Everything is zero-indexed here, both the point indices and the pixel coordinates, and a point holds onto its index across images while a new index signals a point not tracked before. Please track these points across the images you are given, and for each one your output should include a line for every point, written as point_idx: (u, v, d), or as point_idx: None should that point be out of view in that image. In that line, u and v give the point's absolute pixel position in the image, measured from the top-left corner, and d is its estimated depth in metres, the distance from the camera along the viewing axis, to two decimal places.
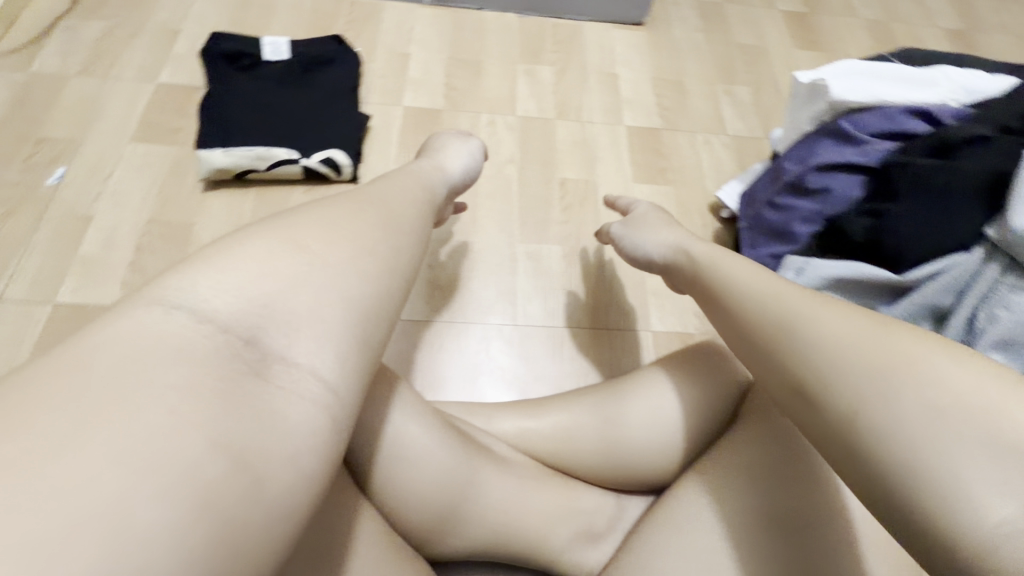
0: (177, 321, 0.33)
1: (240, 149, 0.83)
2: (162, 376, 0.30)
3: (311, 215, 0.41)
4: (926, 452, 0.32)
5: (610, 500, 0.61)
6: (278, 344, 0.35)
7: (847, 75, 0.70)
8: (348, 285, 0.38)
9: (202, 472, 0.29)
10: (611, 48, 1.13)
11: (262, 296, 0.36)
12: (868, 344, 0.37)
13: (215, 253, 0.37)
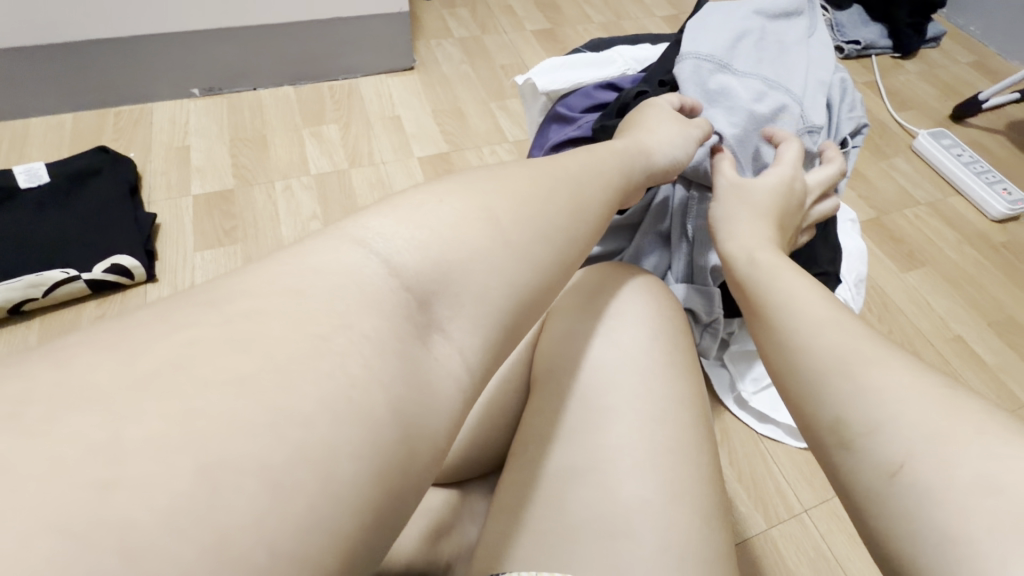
0: (372, 269, 0.31)
1: (7, 282, 0.79)
2: (357, 322, 0.28)
3: (483, 186, 0.38)
4: (917, 487, 0.29)
5: (453, 492, 0.65)
6: (443, 317, 0.32)
7: (548, 71, 0.84)
8: (513, 271, 0.35)
9: (377, 441, 0.25)
10: (389, 95, 1.23)
11: (439, 255, 0.33)
12: (883, 375, 0.34)
13: (399, 204, 0.36)
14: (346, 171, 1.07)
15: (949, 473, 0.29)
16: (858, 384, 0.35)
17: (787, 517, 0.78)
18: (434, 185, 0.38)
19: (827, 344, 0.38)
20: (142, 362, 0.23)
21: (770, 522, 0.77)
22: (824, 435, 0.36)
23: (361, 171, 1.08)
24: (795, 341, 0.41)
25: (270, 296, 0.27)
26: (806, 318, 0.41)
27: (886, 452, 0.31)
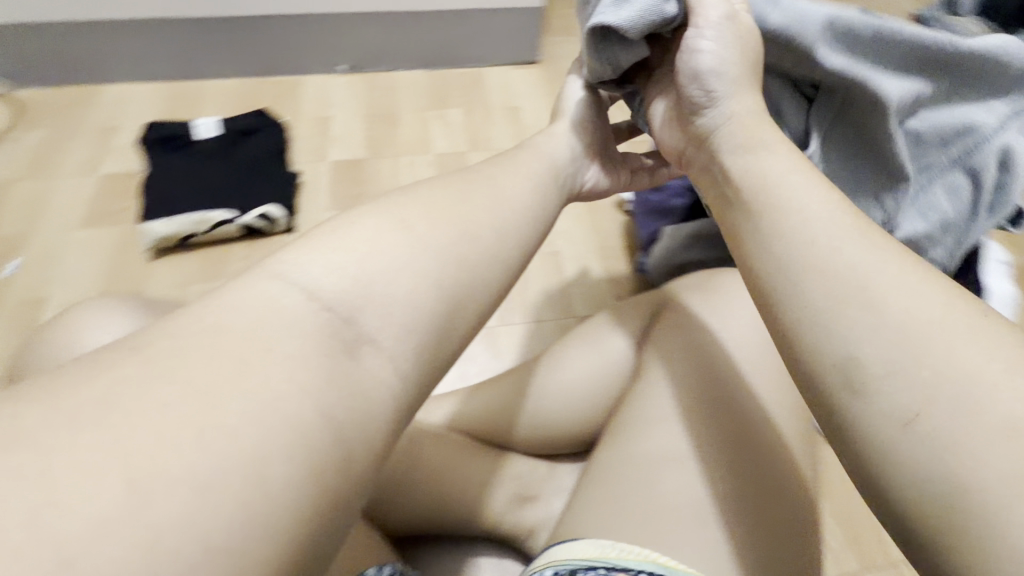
0: (290, 299, 0.33)
1: (181, 217, 0.92)
2: (280, 351, 0.30)
3: (426, 198, 0.42)
4: (935, 445, 0.27)
5: (543, 465, 0.67)
6: (372, 330, 0.34)
7: None
8: (435, 273, 0.37)
9: (308, 443, 0.28)
10: (511, 86, 1.28)
11: (362, 276, 0.35)
12: (899, 303, 0.30)
13: (321, 233, 0.37)
14: (464, 154, 1.13)
15: (967, 426, 0.26)
16: (870, 322, 0.30)
17: (883, 563, 0.73)
18: (370, 202, 0.41)
19: (842, 260, 0.33)
20: (69, 397, 0.25)
21: (862, 565, 0.73)
22: (821, 384, 0.31)
23: (478, 155, 1.13)
24: (783, 267, 0.35)
25: (310, 265, 0.35)
26: (789, 230, 0.36)
27: (898, 409, 0.28)
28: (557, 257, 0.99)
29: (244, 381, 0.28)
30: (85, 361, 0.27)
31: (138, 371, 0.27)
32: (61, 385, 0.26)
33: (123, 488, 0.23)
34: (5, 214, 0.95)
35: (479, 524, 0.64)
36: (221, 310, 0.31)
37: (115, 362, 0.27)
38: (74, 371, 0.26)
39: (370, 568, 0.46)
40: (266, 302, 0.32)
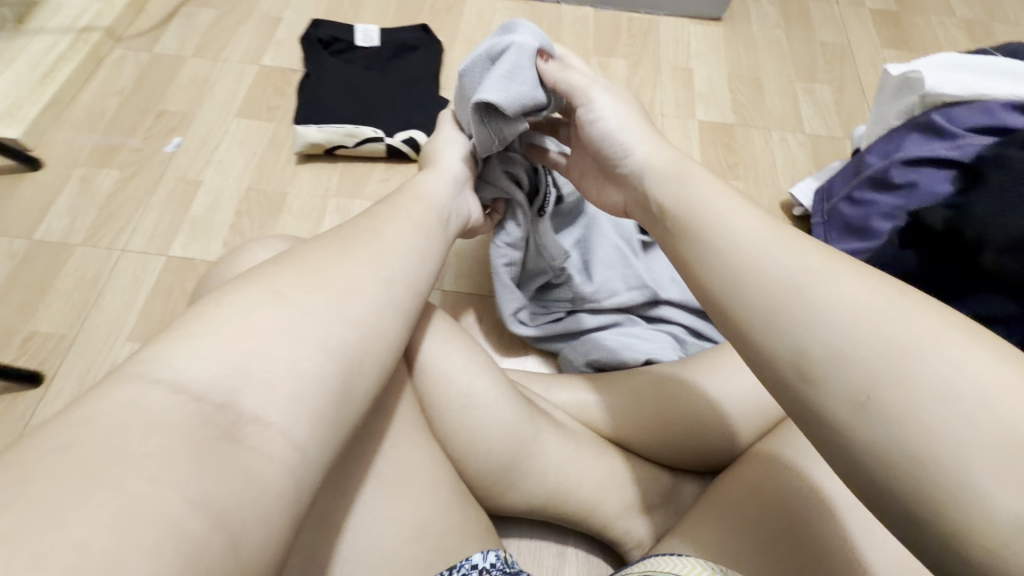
0: (154, 397, 0.32)
1: (332, 126, 0.90)
2: (143, 445, 0.29)
3: (296, 266, 0.41)
4: (883, 419, 0.29)
5: (666, 477, 0.63)
6: (252, 407, 0.34)
7: (942, 68, 0.69)
8: (316, 348, 0.37)
9: (180, 531, 0.27)
10: (687, 44, 1.13)
11: (239, 356, 0.35)
12: (816, 300, 0.33)
13: (193, 321, 0.36)
14: None
15: (903, 398, 0.28)
16: (805, 314, 0.33)
17: None
18: (265, 269, 0.40)
19: (765, 273, 0.35)
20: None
21: None
22: (778, 383, 0.33)
23: None
24: (735, 282, 0.36)
25: (290, 283, 0.39)
26: (737, 275, 0.37)
27: (847, 391, 0.30)
28: None
29: (248, 372, 0.34)
30: (156, 351, 0.34)
31: (199, 359, 0.34)
32: (145, 372, 0.33)
33: (182, 453, 0.30)
34: (174, 90, 0.97)
35: (586, 522, 0.60)
36: (224, 313, 0.36)
37: (168, 360, 0.33)
38: (156, 354, 0.34)
39: (476, 553, 0.47)
40: (270, 305, 0.37)
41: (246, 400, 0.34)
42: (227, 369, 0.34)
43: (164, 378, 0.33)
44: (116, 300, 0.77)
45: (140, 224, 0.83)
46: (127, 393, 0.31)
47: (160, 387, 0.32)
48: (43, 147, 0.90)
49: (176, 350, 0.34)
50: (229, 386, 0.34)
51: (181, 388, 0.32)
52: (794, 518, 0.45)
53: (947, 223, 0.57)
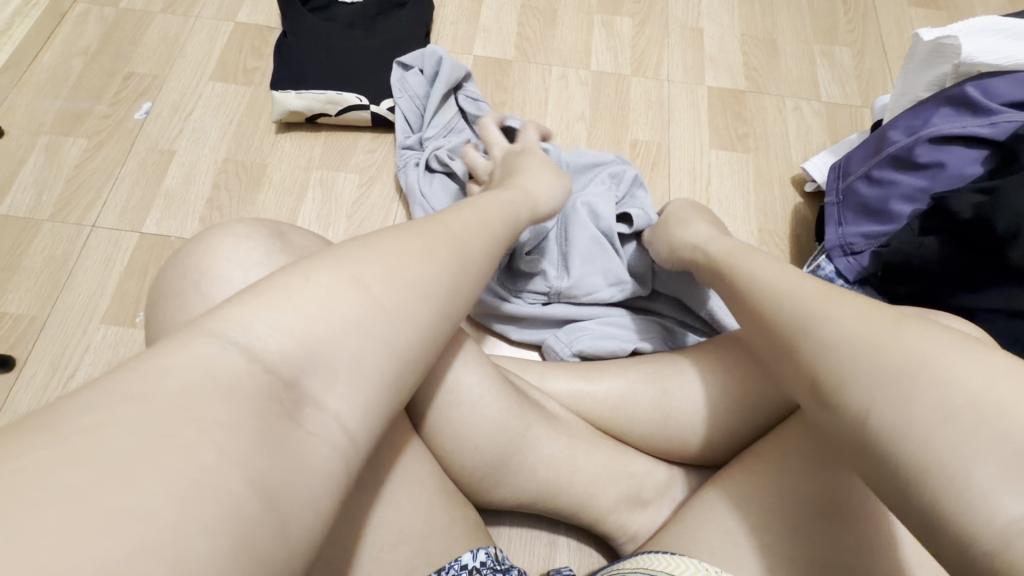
0: (226, 359, 0.29)
1: (313, 92, 0.83)
2: (211, 413, 0.26)
3: (384, 248, 0.37)
4: (891, 429, 0.30)
5: (662, 468, 0.60)
6: (320, 388, 0.30)
7: (982, 33, 0.62)
8: (387, 334, 0.33)
9: (233, 512, 0.24)
10: (698, 0, 1.04)
11: (313, 337, 0.31)
12: (838, 322, 0.35)
13: (273, 283, 0.32)
14: (626, 78, 0.95)
15: (912, 412, 0.30)
16: (828, 335, 0.34)
17: None
18: (346, 248, 0.36)
19: (792, 304, 0.38)
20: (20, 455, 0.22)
21: None
22: (805, 392, 0.35)
23: (641, 82, 0.95)
24: (779, 309, 0.39)
25: (375, 259, 0.35)
26: (778, 306, 0.39)
27: (858, 401, 0.32)
28: None
29: (319, 353, 0.31)
30: (236, 309, 0.31)
31: (278, 326, 0.31)
32: (221, 329, 0.30)
33: (248, 424, 0.27)
34: (142, 50, 0.90)
35: (575, 514, 0.58)
36: (310, 284, 0.32)
37: (247, 321, 0.30)
38: (230, 310, 0.31)
39: (466, 553, 0.45)
40: (355, 281, 0.33)
41: (313, 383, 0.30)
42: (302, 343, 0.31)
43: (239, 341, 0.29)
44: (88, 279, 0.74)
45: (111, 198, 0.79)
46: (204, 350, 0.28)
47: (232, 349, 0.29)
48: (4, 113, 0.84)
49: (254, 312, 0.31)
50: (303, 362, 0.30)
51: (256, 356, 0.29)
52: (812, 499, 0.48)
53: (978, 212, 0.53)
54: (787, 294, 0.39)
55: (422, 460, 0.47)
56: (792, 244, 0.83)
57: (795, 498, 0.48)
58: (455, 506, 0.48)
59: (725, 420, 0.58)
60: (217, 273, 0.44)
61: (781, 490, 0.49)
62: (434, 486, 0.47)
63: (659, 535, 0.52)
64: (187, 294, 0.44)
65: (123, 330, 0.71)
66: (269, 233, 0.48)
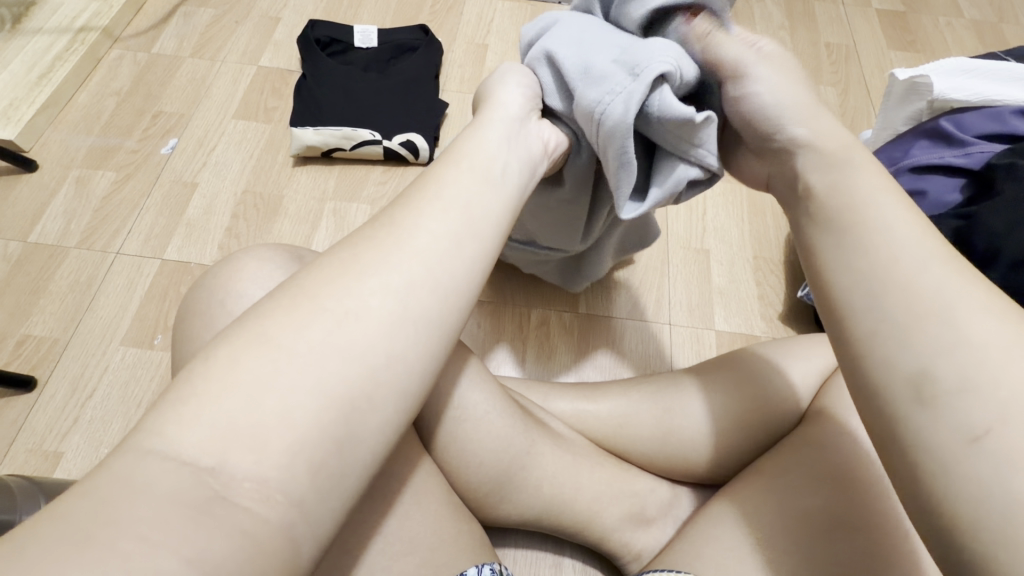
0: (147, 468, 0.26)
1: (329, 128, 0.89)
2: (135, 522, 0.24)
3: (302, 300, 0.32)
4: (990, 465, 0.26)
5: (666, 487, 0.61)
6: (248, 465, 0.27)
7: (952, 72, 0.68)
8: (325, 385, 0.30)
9: None
10: None
11: (230, 419, 0.28)
12: (942, 339, 0.30)
13: (188, 380, 0.29)
14: None
15: (939, 435, 0.28)
16: (902, 344, 0.31)
17: None
18: (265, 313, 0.32)
19: (901, 306, 0.32)
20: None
21: None
22: (880, 403, 0.31)
23: None
24: (865, 311, 0.33)
25: (285, 322, 0.31)
26: (860, 285, 0.34)
27: (966, 420, 0.28)
28: (706, 256, 0.87)
29: (240, 431, 0.28)
30: (155, 415, 0.28)
31: (191, 422, 0.28)
32: (140, 442, 0.27)
33: (179, 520, 0.25)
34: (170, 91, 0.96)
35: (579, 532, 0.59)
36: (223, 368, 0.29)
37: (161, 427, 0.28)
38: (151, 416, 0.28)
39: (471, 567, 0.45)
40: (269, 349, 0.30)
41: (241, 460, 0.27)
42: (219, 432, 0.28)
43: (157, 446, 0.27)
44: (110, 303, 0.77)
45: (136, 227, 0.83)
46: (127, 467, 0.26)
47: (151, 458, 0.27)
48: (39, 149, 0.89)
49: (169, 414, 0.28)
50: (224, 446, 0.27)
51: (176, 457, 0.27)
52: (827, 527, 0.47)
53: (957, 234, 0.56)
54: (893, 271, 0.33)
55: (428, 473, 0.48)
56: (787, 270, 0.86)
57: (807, 526, 0.47)
58: (461, 520, 0.48)
59: (726, 435, 0.59)
60: (240, 292, 0.46)
61: (792, 517, 0.48)
62: (441, 498, 0.48)
63: (664, 551, 0.52)
64: (211, 310, 0.47)
65: (141, 352, 0.74)
66: (289, 255, 0.50)
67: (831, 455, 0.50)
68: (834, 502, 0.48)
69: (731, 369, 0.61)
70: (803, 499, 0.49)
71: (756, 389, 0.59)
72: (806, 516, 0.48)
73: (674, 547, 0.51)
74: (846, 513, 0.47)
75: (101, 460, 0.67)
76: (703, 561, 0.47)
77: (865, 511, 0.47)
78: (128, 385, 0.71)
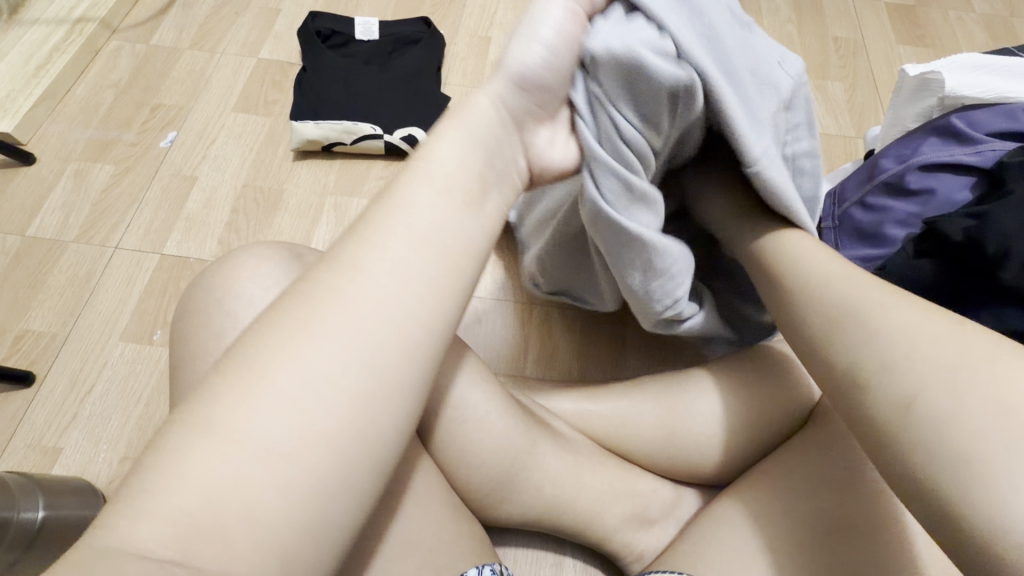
0: (112, 563, 0.27)
1: (330, 122, 0.88)
2: None
3: (241, 386, 0.31)
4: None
5: (669, 488, 0.60)
6: (217, 558, 0.28)
7: (963, 68, 0.67)
8: (282, 468, 0.30)
9: None
10: None
11: (190, 516, 0.28)
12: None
13: (147, 467, 0.29)
14: None
15: None
16: None
17: None
18: (201, 402, 0.31)
19: None
20: None
21: None
22: None
23: None
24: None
25: (223, 407, 0.30)
26: None
27: None
28: None
29: (202, 524, 0.28)
30: (111, 512, 0.28)
31: (153, 519, 0.28)
32: (98, 544, 0.27)
33: None
34: (169, 83, 0.95)
35: (580, 534, 0.59)
36: (176, 463, 0.29)
37: (117, 524, 0.28)
38: (114, 510, 0.28)
39: (472, 568, 0.45)
40: (222, 444, 0.29)
41: (206, 556, 0.28)
42: (179, 526, 0.28)
43: (118, 546, 0.27)
44: (108, 298, 0.76)
45: (134, 222, 0.82)
46: (95, 559, 0.27)
47: (114, 557, 0.27)
48: (37, 142, 0.88)
49: (126, 513, 0.28)
50: (188, 540, 0.28)
51: (146, 555, 0.27)
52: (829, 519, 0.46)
53: (967, 234, 0.55)
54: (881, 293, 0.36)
55: (428, 473, 0.47)
56: None
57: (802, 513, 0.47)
58: (461, 522, 0.48)
59: (726, 436, 0.58)
60: (238, 290, 0.46)
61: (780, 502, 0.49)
62: (442, 499, 0.47)
63: (665, 553, 0.52)
64: (209, 308, 0.46)
65: (140, 347, 0.73)
66: (288, 253, 0.49)
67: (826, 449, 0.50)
68: (828, 495, 0.48)
69: (729, 369, 0.61)
70: (798, 486, 0.49)
71: (759, 391, 0.59)
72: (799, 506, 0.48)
73: (674, 547, 0.50)
74: (842, 508, 0.46)
75: (100, 456, 0.66)
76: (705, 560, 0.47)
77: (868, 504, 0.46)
78: (127, 380, 0.71)
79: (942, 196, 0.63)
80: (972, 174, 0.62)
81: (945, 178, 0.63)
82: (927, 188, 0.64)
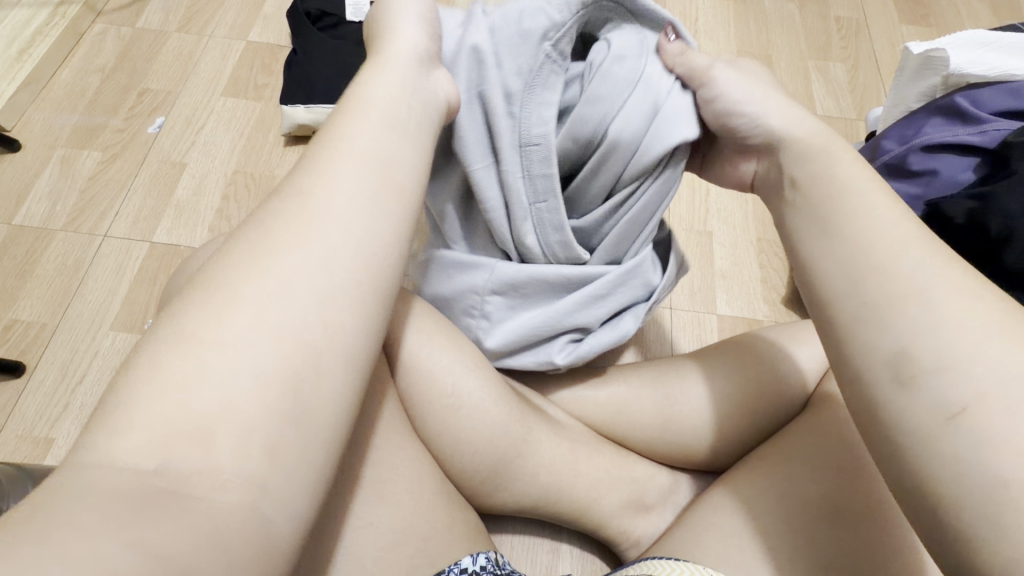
0: (91, 476, 0.25)
1: (321, 106, 0.86)
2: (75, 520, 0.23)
3: (230, 285, 0.29)
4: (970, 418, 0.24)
5: (666, 474, 0.60)
6: (195, 468, 0.26)
7: (968, 45, 0.65)
8: (270, 361, 0.28)
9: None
10: (695, 19, 1.07)
11: (168, 423, 0.26)
12: (919, 315, 0.30)
13: (124, 380, 0.27)
14: None
15: None
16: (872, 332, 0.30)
17: None
18: (189, 303, 0.29)
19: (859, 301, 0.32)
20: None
21: None
22: None
23: None
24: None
25: (211, 311, 0.28)
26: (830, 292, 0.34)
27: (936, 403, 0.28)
28: (709, 239, 0.85)
29: (181, 430, 0.26)
30: (86, 437, 0.26)
31: (131, 429, 0.25)
32: (78, 461, 0.25)
33: (119, 524, 0.24)
34: (157, 67, 0.93)
35: (577, 520, 0.58)
36: (159, 371, 0.27)
37: (95, 442, 0.25)
38: (88, 433, 0.26)
39: (466, 556, 0.44)
40: (205, 346, 0.27)
41: (182, 457, 0.26)
42: (158, 435, 0.26)
43: (94, 459, 0.25)
44: (98, 286, 0.75)
45: (123, 209, 0.80)
46: (72, 480, 0.25)
47: (91, 471, 0.25)
48: (22, 128, 0.87)
49: (103, 430, 0.25)
50: (165, 448, 0.25)
51: (119, 467, 0.25)
52: (837, 501, 0.46)
53: (971, 215, 0.54)
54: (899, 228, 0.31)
55: (421, 461, 0.47)
56: None
57: (811, 494, 0.47)
58: (455, 509, 0.47)
59: (721, 422, 0.58)
60: None
61: (786, 488, 0.48)
62: (434, 486, 0.47)
63: (662, 538, 0.51)
64: None
65: (131, 336, 0.72)
66: None
67: (826, 433, 0.50)
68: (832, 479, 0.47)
69: (722, 351, 0.61)
70: (804, 470, 0.48)
71: (755, 372, 0.58)
72: (805, 491, 0.47)
73: (671, 534, 0.50)
74: (847, 495, 0.46)
75: None
76: (703, 546, 0.46)
77: (873, 493, 0.46)
78: (118, 370, 0.70)
79: (948, 176, 0.62)
80: (977, 155, 0.61)
81: (948, 158, 0.63)
82: (931, 168, 0.63)
